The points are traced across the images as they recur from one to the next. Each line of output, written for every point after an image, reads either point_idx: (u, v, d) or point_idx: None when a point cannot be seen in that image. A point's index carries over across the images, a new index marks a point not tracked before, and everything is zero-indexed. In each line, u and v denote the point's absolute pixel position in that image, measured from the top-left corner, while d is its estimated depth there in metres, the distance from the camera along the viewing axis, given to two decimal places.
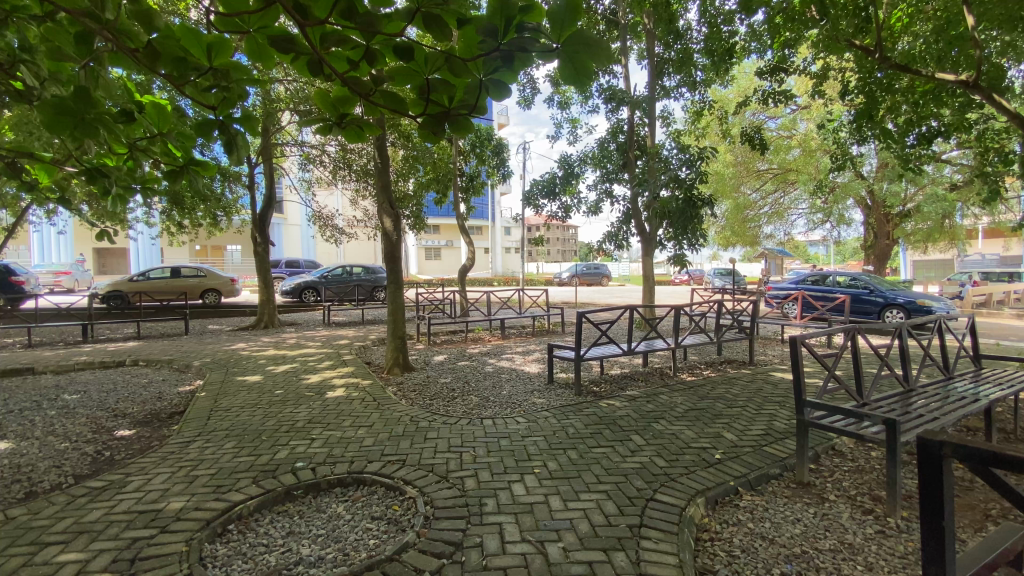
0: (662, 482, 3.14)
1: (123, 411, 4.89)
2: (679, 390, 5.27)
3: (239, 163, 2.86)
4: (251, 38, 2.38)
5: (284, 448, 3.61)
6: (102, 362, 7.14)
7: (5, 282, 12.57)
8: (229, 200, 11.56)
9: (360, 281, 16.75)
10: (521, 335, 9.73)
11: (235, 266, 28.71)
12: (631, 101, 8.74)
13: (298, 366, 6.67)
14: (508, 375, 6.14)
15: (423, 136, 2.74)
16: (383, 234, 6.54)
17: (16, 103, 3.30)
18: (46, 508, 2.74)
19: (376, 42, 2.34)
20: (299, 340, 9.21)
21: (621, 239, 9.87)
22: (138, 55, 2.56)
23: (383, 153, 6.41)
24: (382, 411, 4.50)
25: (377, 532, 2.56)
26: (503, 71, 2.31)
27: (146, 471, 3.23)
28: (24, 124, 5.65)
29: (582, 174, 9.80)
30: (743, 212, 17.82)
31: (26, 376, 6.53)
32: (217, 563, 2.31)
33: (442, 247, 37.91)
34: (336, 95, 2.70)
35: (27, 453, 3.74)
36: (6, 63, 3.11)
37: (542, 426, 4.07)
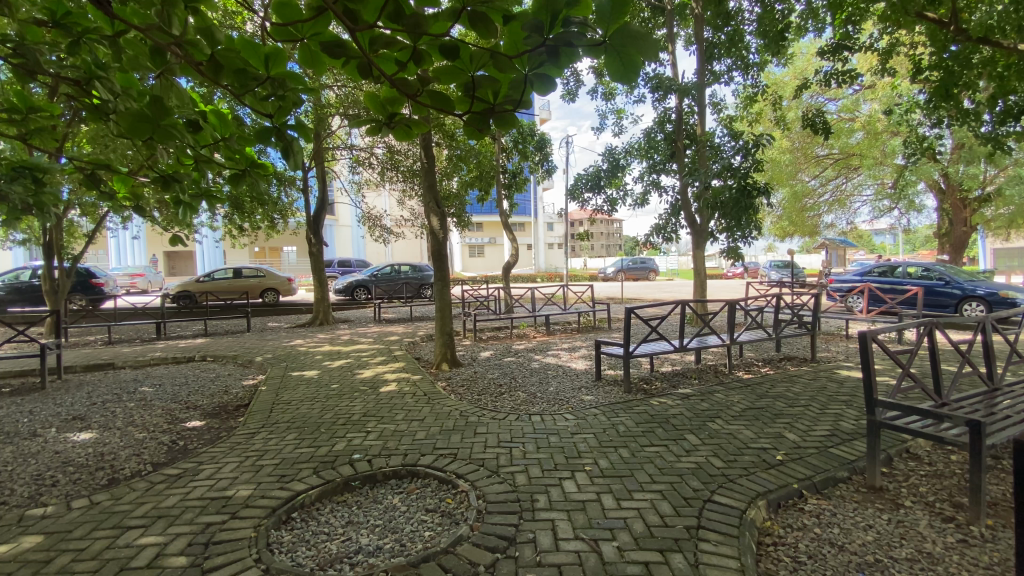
0: (720, 483, 3.03)
1: (194, 403, 5.23)
2: (735, 388, 5.07)
3: (295, 168, 2.98)
4: (305, 46, 2.46)
5: (342, 440, 3.74)
6: (175, 357, 7.68)
7: (90, 285, 13.73)
8: (285, 203, 12.11)
9: (408, 279, 17.14)
10: (567, 331, 9.67)
11: (291, 267, 30.15)
12: (679, 89, 8.46)
13: (352, 362, 6.91)
14: (555, 372, 6.10)
15: (468, 133, 2.75)
16: (430, 232, 6.63)
17: (95, 117, 3.57)
18: (128, 493, 2.96)
19: (423, 43, 2.36)
20: (352, 336, 9.55)
21: (670, 232, 9.61)
22: (203, 67, 2.71)
23: (428, 153, 6.50)
24: (433, 405, 4.59)
25: (432, 524, 2.60)
26: (549, 66, 2.29)
27: (216, 460, 3.43)
28: (101, 137, 6.10)
29: (629, 166, 9.60)
30: (800, 201, 16.92)
31: (109, 371, 7.11)
32: (283, 548, 2.42)
33: (485, 244, 38.31)
34: (384, 96, 2.75)
35: (110, 442, 4.05)
36: (86, 82, 3.36)
37: (592, 423, 4.02)
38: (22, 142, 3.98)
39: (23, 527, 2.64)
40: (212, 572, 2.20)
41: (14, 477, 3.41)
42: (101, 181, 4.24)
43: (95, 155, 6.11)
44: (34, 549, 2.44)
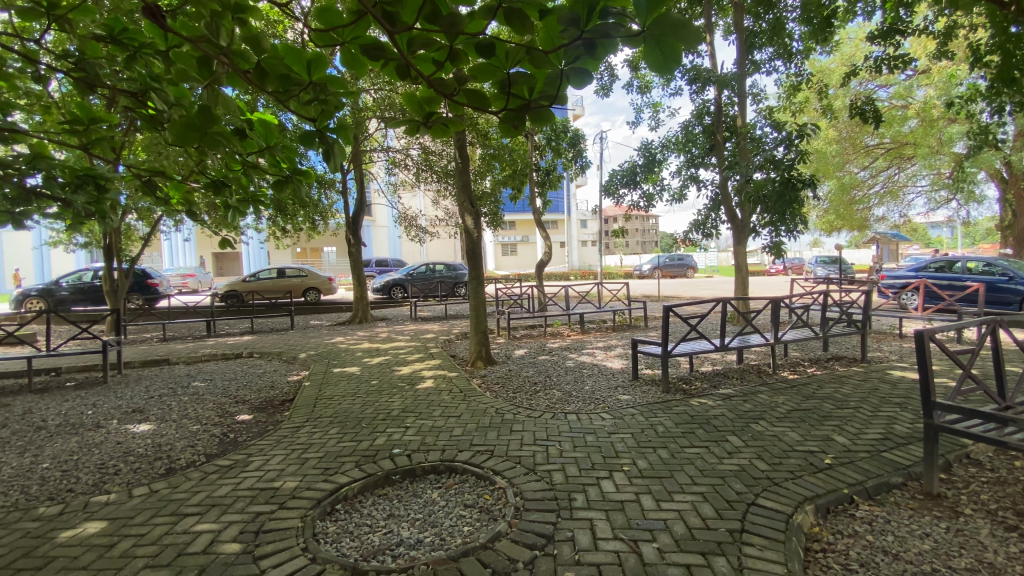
0: (765, 486, 2.94)
1: (242, 398, 5.47)
2: (780, 389, 4.90)
3: (336, 170, 3.07)
4: (345, 50, 2.52)
5: (382, 435, 3.84)
6: (224, 354, 8.05)
7: (145, 285, 14.54)
8: (325, 205, 12.48)
9: (443, 277, 17.37)
10: (603, 329, 9.58)
11: (331, 266, 31.06)
12: (718, 80, 8.23)
13: (391, 359, 7.06)
14: (591, 370, 6.05)
15: (503, 131, 2.76)
16: (465, 231, 6.69)
17: (151, 127, 3.77)
18: (184, 482, 3.13)
19: (459, 41, 2.38)
20: (390, 334, 9.75)
21: (710, 228, 9.38)
22: (249, 74, 2.82)
23: (463, 153, 6.56)
24: (469, 402, 4.64)
25: (470, 519, 2.63)
26: (585, 59, 2.29)
27: (264, 452, 3.58)
28: (154, 145, 6.45)
29: (665, 161, 9.42)
30: (848, 194, 16.18)
31: (164, 366, 7.51)
32: (328, 538, 2.50)
33: (518, 242, 38.38)
34: (422, 96, 2.79)
35: (167, 434, 4.29)
36: (142, 94, 3.55)
37: (630, 423, 3.96)
38: (85, 152, 4.25)
39: (88, 512, 2.82)
40: (263, 559, 2.30)
41: (81, 465, 3.64)
42: (156, 187, 4.47)
43: (150, 163, 6.46)
44: (100, 533, 2.61)
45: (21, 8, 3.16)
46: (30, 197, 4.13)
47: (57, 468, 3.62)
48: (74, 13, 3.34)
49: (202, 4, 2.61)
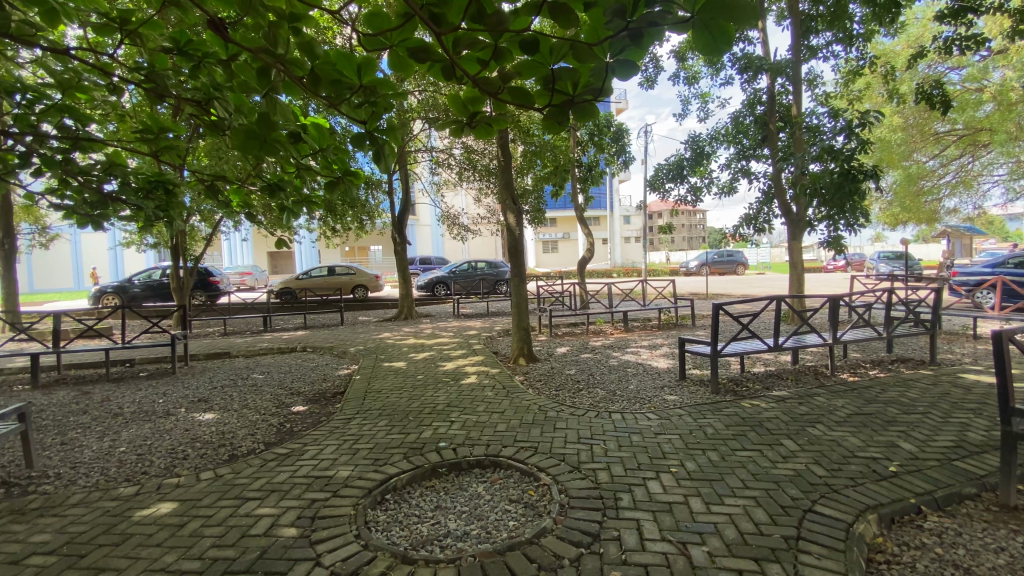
0: (822, 492, 2.80)
1: (297, 390, 5.73)
2: (839, 392, 4.66)
3: (386, 170, 3.15)
4: (394, 52, 2.58)
5: (428, 428, 3.93)
6: (280, 348, 8.46)
7: (208, 283, 15.46)
8: (372, 205, 12.86)
9: (485, 275, 17.55)
10: (647, 328, 9.41)
11: (378, 265, 31.99)
12: (771, 67, 7.87)
13: (436, 354, 7.21)
14: (636, 369, 5.96)
15: (548, 128, 2.76)
16: (507, 229, 6.72)
17: (213, 133, 4.00)
18: (246, 468, 3.32)
19: (504, 40, 2.39)
20: (434, 330, 9.95)
21: (762, 222, 9.03)
22: (304, 81, 2.93)
23: (506, 150, 6.58)
24: (512, 398, 4.67)
25: (516, 514, 2.65)
26: (631, 50, 2.26)
27: (318, 442, 3.74)
28: (216, 150, 6.83)
29: (714, 153, 9.13)
30: (915, 184, 15.15)
31: (226, 359, 7.97)
32: (379, 527, 2.59)
33: (560, 239, 38.28)
34: (467, 95, 2.81)
35: (230, 422, 4.55)
36: (206, 103, 3.77)
37: (677, 424, 3.87)
38: (155, 159, 4.56)
39: (161, 494, 3.03)
40: (319, 544, 2.40)
41: (154, 450, 3.93)
42: (219, 191, 4.74)
43: (212, 167, 6.84)
44: (171, 513, 2.80)
45: (99, 26, 3.42)
46: (108, 200, 4.47)
47: (133, 451, 3.91)
48: (144, 29, 3.58)
49: (261, 15, 2.74)
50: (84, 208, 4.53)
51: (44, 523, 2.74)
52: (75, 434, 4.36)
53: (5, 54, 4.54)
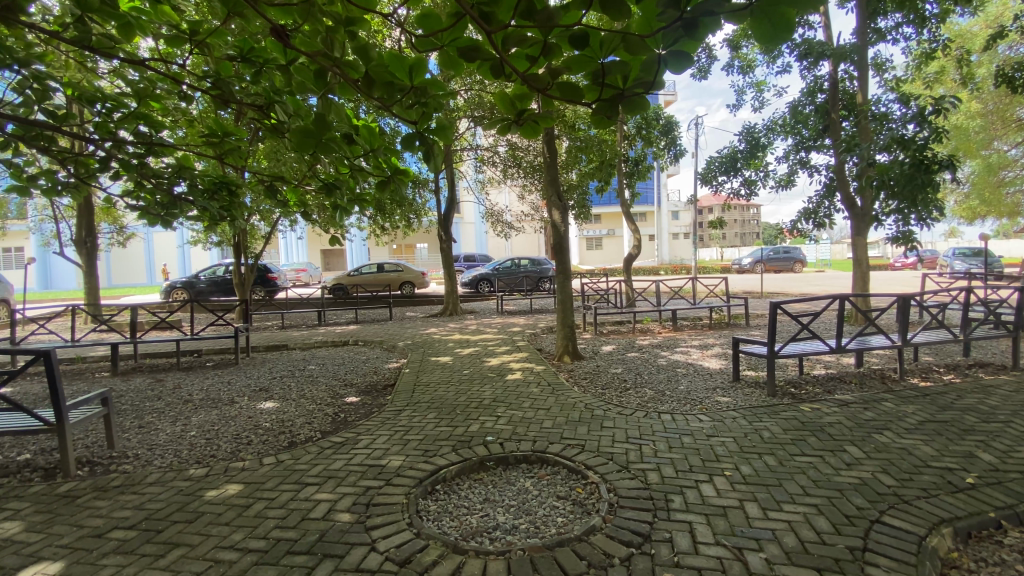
0: (891, 503, 2.64)
1: (350, 381, 5.96)
2: (908, 398, 4.36)
3: (436, 169, 3.20)
4: (444, 52, 2.61)
5: (475, 422, 3.98)
6: (333, 341, 8.80)
7: (266, 279, 16.28)
8: (419, 204, 13.13)
9: (528, 271, 17.77)
10: (697, 327, 9.14)
11: (424, 262, 32.70)
12: (834, 53, 7.45)
13: (481, 350, 7.30)
14: (686, 370, 5.80)
15: (597, 123, 2.72)
16: (552, 225, 6.68)
17: (273, 135, 4.20)
18: (304, 455, 3.48)
19: (554, 35, 2.37)
20: (479, 326, 10.08)
21: (822, 217, 8.58)
22: (358, 83, 3.02)
23: (552, 147, 6.55)
24: (558, 395, 4.66)
25: (564, 510, 2.65)
26: (685, 41, 2.21)
27: (371, 432, 3.87)
28: (274, 152, 7.17)
29: (770, 145, 8.74)
30: (996, 174, 13.99)
31: (283, 351, 8.37)
32: (430, 516, 2.65)
33: (604, 236, 37.87)
34: (514, 93, 2.79)
35: (289, 411, 4.79)
36: (267, 107, 3.96)
37: (731, 427, 3.74)
38: (220, 161, 4.84)
39: (229, 476, 3.23)
40: (374, 530, 2.49)
41: (221, 435, 4.18)
42: (278, 192, 4.98)
43: (271, 168, 7.19)
44: (237, 494, 2.97)
45: (171, 38, 3.66)
46: (178, 201, 4.78)
47: (202, 436, 4.18)
48: (211, 38, 3.79)
49: (319, 21, 2.85)
50: (157, 209, 4.86)
51: (125, 500, 2.98)
52: (151, 418, 4.70)
53: (89, 66, 4.92)
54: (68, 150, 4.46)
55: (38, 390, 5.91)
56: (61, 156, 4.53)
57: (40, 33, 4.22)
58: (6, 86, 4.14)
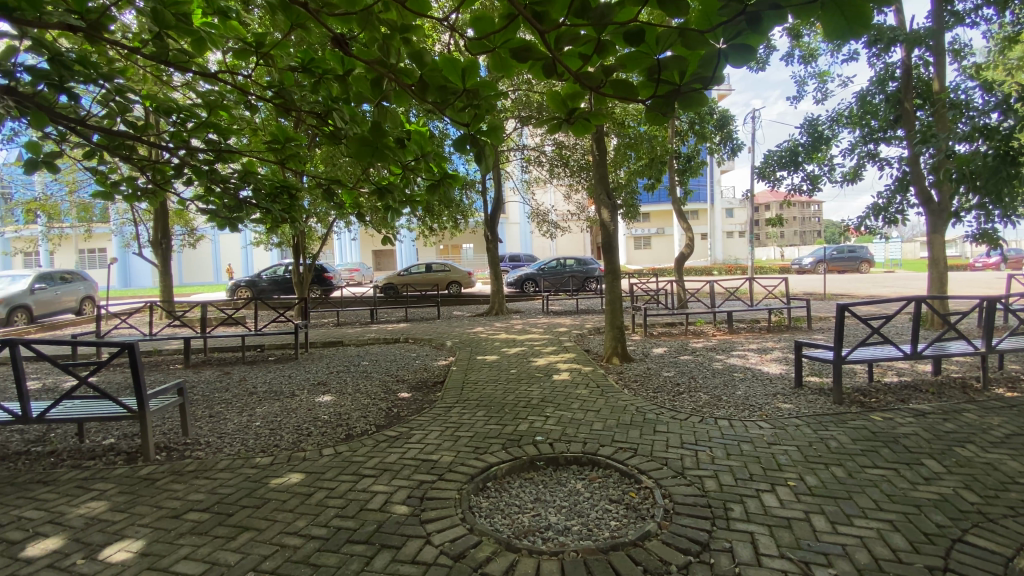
0: (975, 521, 2.44)
1: (402, 377, 6.12)
2: (995, 409, 4.01)
3: (487, 170, 3.21)
4: (496, 54, 2.61)
5: (525, 421, 3.99)
6: (385, 339, 9.07)
7: (321, 278, 17.00)
8: (466, 205, 13.31)
9: (574, 271, 17.65)
10: (754, 330, 8.78)
11: (470, 262, 33.26)
12: (907, 38, 6.94)
13: (528, 349, 7.31)
14: (743, 375, 5.57)
15: (650, 121, 2.66)
16: (601, 225, 6.59)
17: (331, 140, 4.36)
18: (361, 447, 3.61)
19: (608, 33, 2.33)
20: (525, 326, 10.12)
21: (893, 213, 8.03)
22: (412, 88, 3.08)
23: (601, 146, 6.46)
24: (608, 397, 4.59)
25: (617, 514, 2.60)
26: (748, 34, 2.14)
27: (423, 427, 3.95)
28: (330, 156, 7.46)
29: (835, 137, 8.28)
30: None
31: (339, 347, 8.70)
32: (483, 513, 2.68)
33: (653, 235, 37.08)
34: (565, 93, 2.76)
35: (345, 404, 4.98)
36: (325, 113, 4.12)
37: (794, 435, 3.56)
38: (282, 166, 5.09)
39: (291, 465, 3.40)
40: (429, 524, 2.54)
41: (283, 426, 4.40)
42: (335, 195, 5.17)
43: (328, 172, 7.48)
44: (299, 483, 3.11)
45: (239, 50, 3.88)
46: (244, 204, 5.06)
47: (266, 426, 4.41)
48: (274, 49, 3.99)
49: (376, 29, 2.93)
50: (225, 212, 5.15)
51: (199, 484, 3.19)
52: (220, 408, 5.01)
53: (164, 79, 5.29)
54: (147, 158, 4.82)
55: (121, 379, 6.44)
56: (141, 164, 4.90)
57: (122, 51, 4.57)
58: (94, 101, 4.51)
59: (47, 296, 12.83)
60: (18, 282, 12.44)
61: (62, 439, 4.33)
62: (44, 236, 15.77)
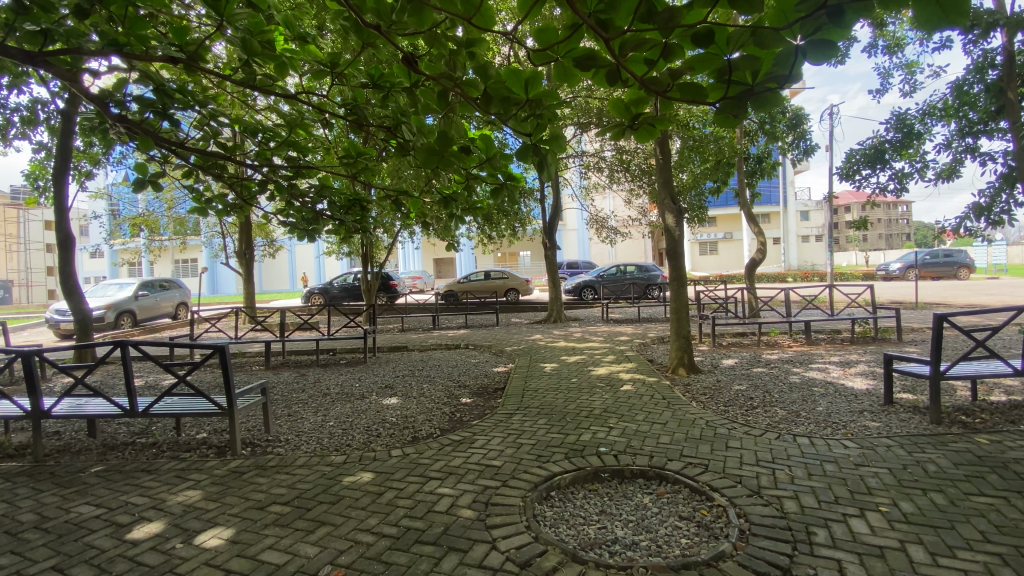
0: None
1: (464, 383, 6.22)
2: None
3: (550, 179, 3.21)
4: (560, 64, 2.61)
5: (588, 431, 3.95)
6: (447, 345, 9.28)
7: (386, 286, 17.71)
8: (525, 213, 13.40)
9: (635, 278, 17.27)
10: (834, 342, 8.16)
11: (528, 269, 33.80)
12: (1010, 20, 6.25)
13: (588, 358, 7.22)
14: (823, 389, 5.19)
15: (719, 123, 2.58)
16: (664, 231, 6.38)
17: (398, 153, 4.55)
18: (427, 450, 3.72)
19: (675, 35, 2.27)
20: (584, 334, 10.03)
21: (999, 213, 7.23)
22: (476, 99, 3.14)
23: (665, 149, 6.29)
24: (674, 410, 4.44)
25: (689, 532, 2.51)
26: (829, 28, 2.03)
27: (486, 433, 4.01)
28: (396, 168, 7.77)
29: (928, 131, 7.63)
30: None
31: (404, 352, 9.01)
32: (547, 522, 2.68)
33: (719, 240, 35.67)
34: (630, 98, 2.72)
35: (411, 407, 5.14)
36: (394, 128, 4.31)
37: (885, 457, 3.28)
38: (353, 180, 5.37)
39: (363, 464, 3.55)
40: (495, 529, 2.57)
41: (355, 426, 4.61)
42: (401, 205, 5.37)
43: (394, 183, 7.80)
44: (371, 482, 3.25)
45: (316, 72, 4.15)
46: (319, 216, 5.40)
47: (339, 426, 4.64)
48: (348, 70, 4.22)
49: (443, 45, 3.04)
50: (303, 224, 5.50)
51: (280, 479, 3.41)
52: (297, 408, 5.34)
53: (249, 102, 5.74)
54: (235, 176, 5.25)
55: (211, 379, 7.01)
56: (230, 181, 5.34)
57: (214, 79, 5.01)
58: (191, 125, 4.97)
59: (149, 302, 14.25)
60: (126, 289, 13.92)
61: (162, 432, 4.77)
62: (147, 248, 17.51)
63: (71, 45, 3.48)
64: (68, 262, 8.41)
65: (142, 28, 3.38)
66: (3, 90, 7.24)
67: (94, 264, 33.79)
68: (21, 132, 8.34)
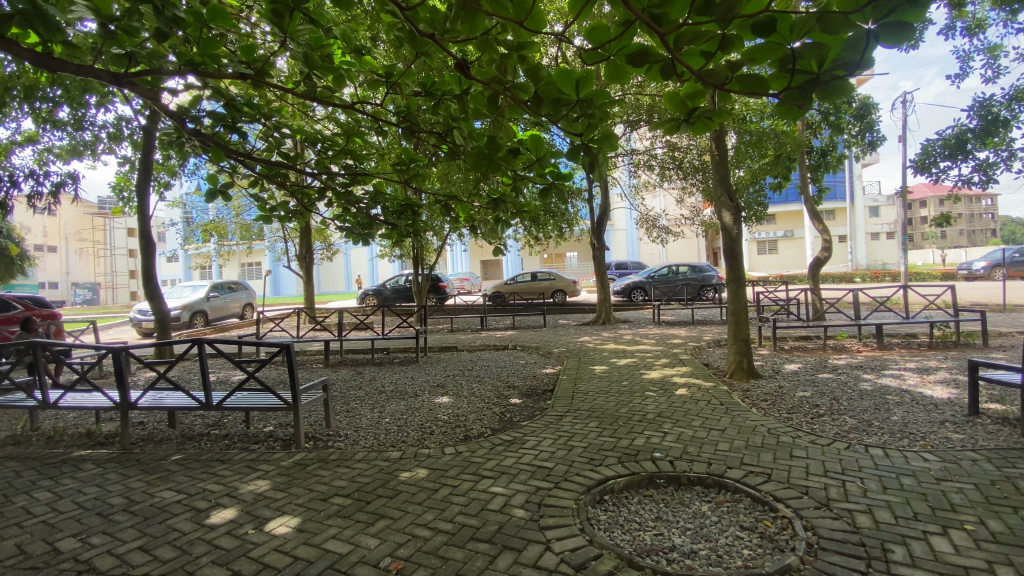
0: None
1: (514, 384, 6.26)
2: None
3: (601, 179, 3.17)
4: (612, 62, 2.57)
5: (641, 436, 3.88)
6: (496, 345, 9.37)
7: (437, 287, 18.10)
8: (572, 214, 13.32)
9: (687, 279, 16.76)
10: (910, 347, 7.59)
11: (575, 270, 33.59)
12: None
13: (639, 361, 7.08)
14: (898, 398, 4.83)
15: (782, 115, 2.46)
16: (721, 230, 6.13)
17: (448, 157, 4.64)
18: (480, 449, 3.78)
19: (733, 26, 2.20)
20: (634, 336, 9.85)
21: None
22: (527, 102, 3.15)
23: (721, 145, 6.07)
24: (733, 416, 4.29)
25: (751, 543, 2.42)
26: (905, 9, 1.90)
27: (536, 434, 4.03)
28: (446, 171, 7.94)
29: (1016, 118, 6.98)
30: None
31: (454, 352, 9.17)
32: (601, 525, 2.67)
33: (778, 239, 34.02)
34: (686, 92, 2.64)
35: (462, 407, 5.23)
36: (445, 132, 4.40)
37: (970, 471, 3.03)
38: (405, 185, 5.54)
39: (418, 461, 3.65)
40: (548, 530, 2.58)
41: (410, 424, 4.75)
42: (450, 209, 5.48)
43: (445, 187, 7.96)
44: (426, 479, 3.34)
45: (371, 82, 4.30)
46: (374, 220, 5.58)
47: (395, 423, 4.79)
48: (401, 78, 4.35)
49: (494, 50, 3.05)
50: (358, 228, 5.71)
51: (341, 472, 3.56)
52: (355, 405, 5.56)
53: (309, 112, 6.03)
54: (297, 184, 5.52)
55: (276, 375, 7.43)
56: (292, 189, 5.63)
57: (277, 92, 5.30)
58: (257, 137, 5.29)
59: (218, 302, 15.26)
60: (198, 291, 14.98)
61: (233, 425, 5.11)
62: (217, 252, 18.76)
63: (152, 67, 3.76)
64: (149, 265, 9.14)
65: (213, 48, 3.63)
66: (94, 110, 7.97)
67: (170, 267, 36.51)
68: (108, 146, 9.14)
